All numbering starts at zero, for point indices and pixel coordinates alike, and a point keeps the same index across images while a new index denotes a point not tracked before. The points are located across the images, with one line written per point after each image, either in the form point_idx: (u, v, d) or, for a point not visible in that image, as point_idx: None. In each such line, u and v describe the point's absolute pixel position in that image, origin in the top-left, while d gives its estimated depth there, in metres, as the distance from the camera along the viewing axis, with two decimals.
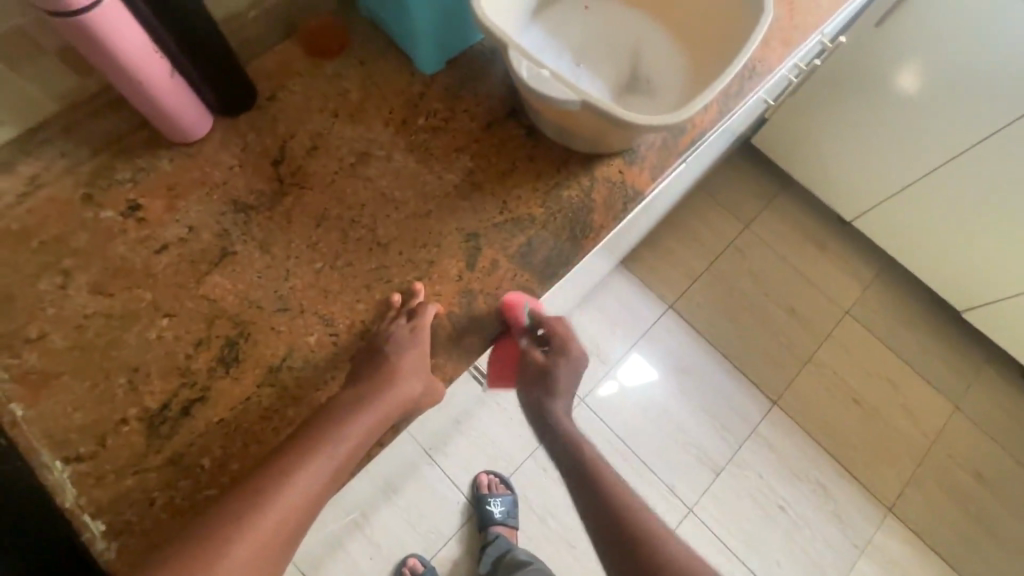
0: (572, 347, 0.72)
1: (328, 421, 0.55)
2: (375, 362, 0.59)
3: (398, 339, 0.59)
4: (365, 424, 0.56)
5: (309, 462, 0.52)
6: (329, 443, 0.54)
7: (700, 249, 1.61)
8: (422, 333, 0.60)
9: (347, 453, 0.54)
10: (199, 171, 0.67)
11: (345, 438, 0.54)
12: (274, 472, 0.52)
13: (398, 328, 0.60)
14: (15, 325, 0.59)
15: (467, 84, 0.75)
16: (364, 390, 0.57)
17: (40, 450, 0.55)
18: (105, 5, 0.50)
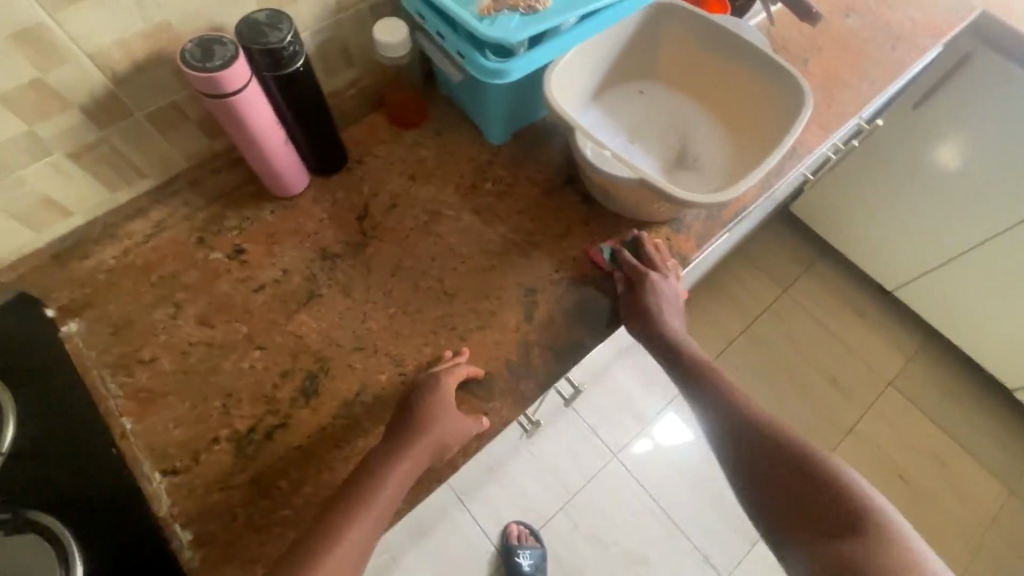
0: None
1: (369, 462, 0.59)
2: (410, 409, 0.62)
3: (430, 390, 0.63)
4: (401, 463, 0.58)
5: (352, 501, 0.57)
6: (370, 485, 0.57)
7: (738, 311, 1.64)
8: (449, 384, 0.64)
9: (387, 492, 0.57)
10: (294, 222, 0.76)
11: (386, 480, 0.58)
12: (325, 511, 0.57)
13: (427, 385, 0.63)
14: (132, 347, 0.67)
15: (531, 154, 0.83)
16: (398, 433, 0.60)
17: (143, 460, 0.62)
18: (249, 91, 0.60)
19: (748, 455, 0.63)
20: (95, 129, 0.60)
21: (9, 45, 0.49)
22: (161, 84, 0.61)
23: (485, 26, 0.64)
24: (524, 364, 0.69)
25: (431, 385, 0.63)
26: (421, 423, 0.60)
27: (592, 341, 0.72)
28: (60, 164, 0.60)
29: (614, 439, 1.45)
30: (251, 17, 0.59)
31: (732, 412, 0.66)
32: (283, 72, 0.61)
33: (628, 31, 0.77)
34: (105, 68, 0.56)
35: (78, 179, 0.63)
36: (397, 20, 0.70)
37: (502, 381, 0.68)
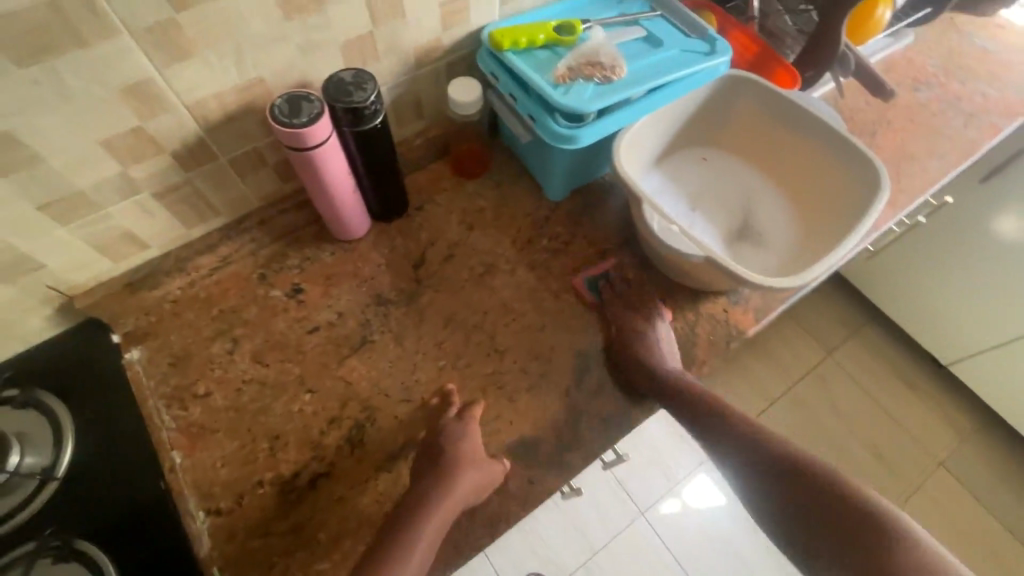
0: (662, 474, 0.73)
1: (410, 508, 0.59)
2: (441, 458, 0.62)
3: (463, 444, 0.62)
4: (437, 511, 0.58)
5: (398, 550, 0.56)
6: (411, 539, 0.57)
7: (779, 371, 1.58)
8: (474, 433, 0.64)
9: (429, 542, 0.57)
10: (352, 264, 0.78)
11: (428, 528, 0.57)
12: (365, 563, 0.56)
13: (456, 439, 0.63)
14: (189, 380, 0.69)
15: (589, 212, 0.83)
16: (433, 481, 0.61)
17: (188, 497, 0.62)
18: (327, 145, 0.61)
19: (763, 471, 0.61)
20: (182, 171, 0.63)
21: (118, 96, 0.52)
22: (246, 133, 0.64)
23: (560, 94, 0.65)
24: (571, 430, 0.67)
25: (458, 433, 0.63)
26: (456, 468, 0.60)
27: (643, 414, 0.69)
28: (144, 202, 0.63)
29: (642, 495, 1.40)
30: (338, 76, 0.61)
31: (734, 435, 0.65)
32: (362, 127, 0.63)
33: (696, 102, 0.77)
34: (199, 117, 0.59)
35: (159, 216, 0.66)
36: (472, 80, 0.72)
37: (548, 446, 0.66)
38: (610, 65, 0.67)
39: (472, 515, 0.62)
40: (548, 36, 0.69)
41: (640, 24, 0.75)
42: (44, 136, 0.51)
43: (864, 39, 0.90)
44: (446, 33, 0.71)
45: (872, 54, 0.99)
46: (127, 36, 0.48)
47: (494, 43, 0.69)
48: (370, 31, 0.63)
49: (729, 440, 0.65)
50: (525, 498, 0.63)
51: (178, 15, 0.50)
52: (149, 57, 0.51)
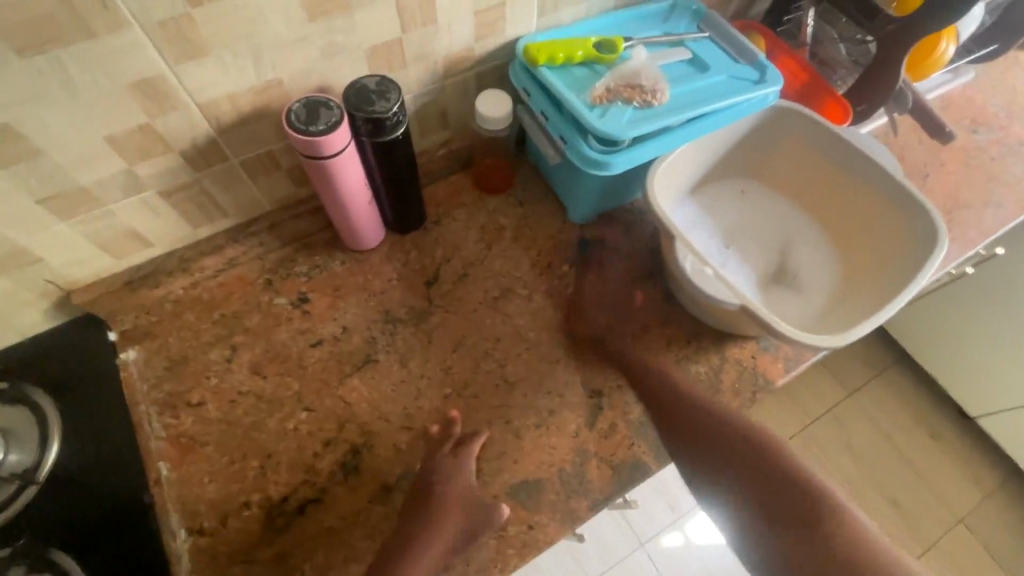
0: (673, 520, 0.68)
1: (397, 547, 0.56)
2: (433, 496, 0.59)
3: (459, 484, 0.59)
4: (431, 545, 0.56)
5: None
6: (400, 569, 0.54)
7: (796, 409, 1.52)
8: (471, 469, 0.61)
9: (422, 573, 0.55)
10: (363, 276, 0.74)
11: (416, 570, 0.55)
12: None
13: (450, 479, 0.59)
14: (183, 386, 0.66)
15: (614, 239, 0.78)
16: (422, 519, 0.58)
17: (171, 513, 0.59)
18: (344, 154, 0.58)
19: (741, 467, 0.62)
20: (191, 171, 0.60)
21: (126, 91, 0.49)
22: (261, 135, 0.61)
23: (595, 116, 0.61)
24: (579, 474, 0.63)
25: (456, 470, 0.60)
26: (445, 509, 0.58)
27: (656, 464, 0.64)
28: (150, 201, 0.60)
29: (642, 527, 1.34)
30: (360, 83, 0.57)
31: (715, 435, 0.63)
32: (382, 138, 0.59)
33: (738, 132, 0.72)
34: (212, 117, 0.56)
35: (165, 216, 0.63)
36: (502, 93, 0.68)
37: (553, 490, 0.62)
38: (651, 88, 0.63)
39: (466, 562, 0.58)
40: (587, 53, 0.65)
41: (685, 45, 0.70)
42: (46, 128, 0.48)
43: (927, 74, 0.84)
44: (479, 43, 0.67)
45: (929, 90, 0.93)
46: (138, 29, 0.45)
47: (528, 56, 0.64)
48: (398, 37, 0.60)
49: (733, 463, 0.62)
50: (523, 546, 0.59)
51: (193, 10, 0.46)
52: (162, 53, 0.48)
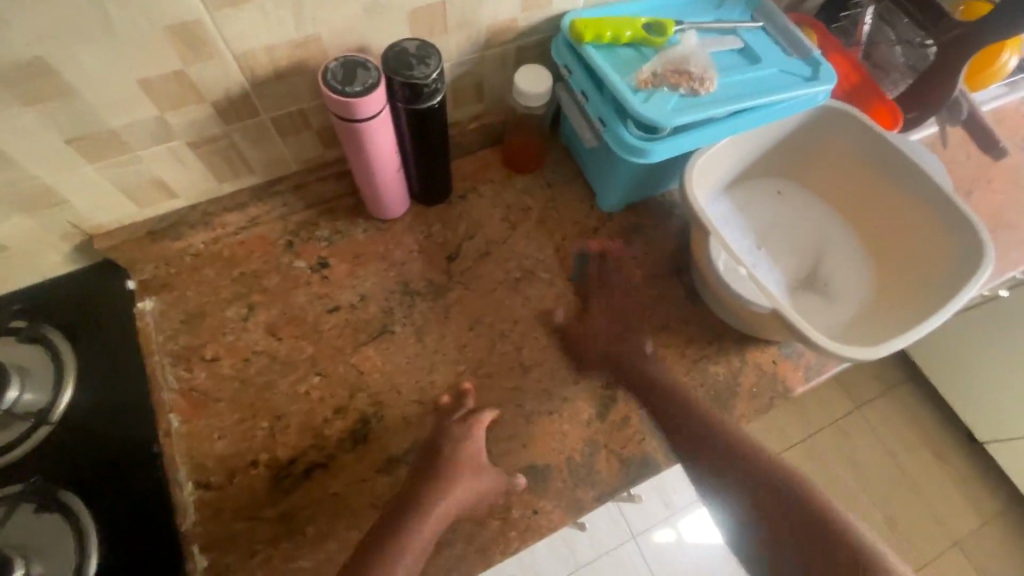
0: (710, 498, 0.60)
1: (405, 508, 0.56)
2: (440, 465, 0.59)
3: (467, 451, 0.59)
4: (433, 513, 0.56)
5: (387, 546, 0.53)
6: (399, 541, 0.54)
7: (801, 417, 1.50)
8: (480, 438, 0.61)
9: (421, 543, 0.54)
10: (384, 247, 0.73)
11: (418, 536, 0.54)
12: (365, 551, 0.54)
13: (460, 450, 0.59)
14: (199, 340, 0.66)
15: (642, 231, 0.77)
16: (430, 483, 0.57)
17: (180, 465, 0.59)
18: (378, 119, 0.57)
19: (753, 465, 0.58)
20: (221, 124, 0.59)
21: (162, 36, 0.48)
22: (294, 93, 0.59)
23: (639, 100, 0.59)
24: (586, 464, 0.62)
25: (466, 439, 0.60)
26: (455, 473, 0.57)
27: (666, 461, 0.63)
28: (178, 151, 0.59)
29: (635, 520, 1.35)
30: (401, 45, 0.56)
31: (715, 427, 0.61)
32: (418, 106, 0.58)
33: (783, 129, 0.70)
34: (247, 71, 0.54)
35: (192, 169, 0.62)
36: (543, 70, 0.66)
37: (559, 478, 0.61)
38: (700, 76, 0.60)
39: (468, 540, 0.58)
40: (636, 34, 0.63)
41: (738, 34, 0.67)
42: (81, 68, 0.47)
43: (984, 85, 0.80)
44: (523, 15, 0.64)
45: (983, 102, 0.89)
46: None
47: (573, 32, 0.62)
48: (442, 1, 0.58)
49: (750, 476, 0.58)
50: (526, 530, 0.59)
51: None
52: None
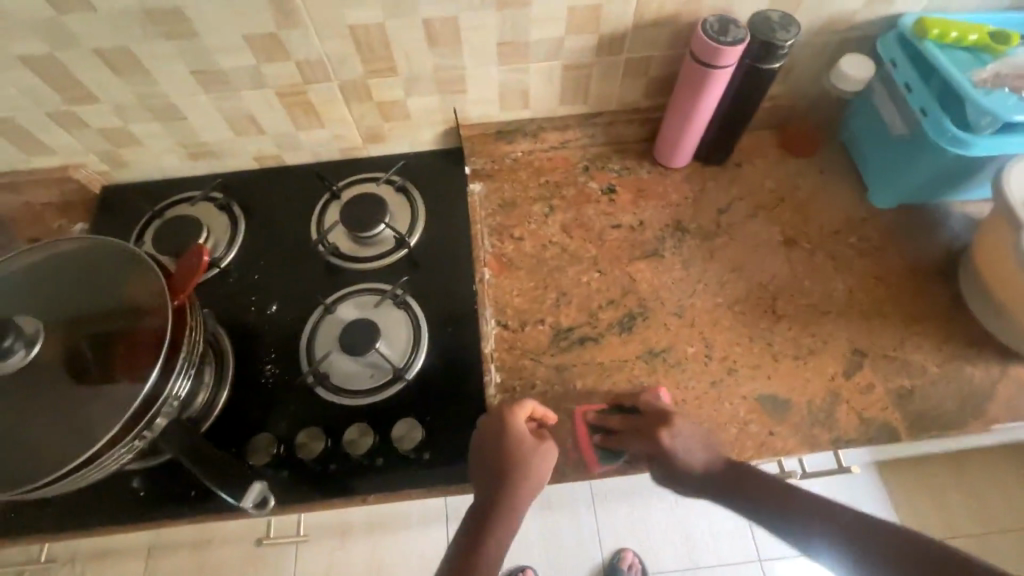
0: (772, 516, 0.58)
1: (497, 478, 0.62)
2: (496, 466, 0.63)
3: (654, 406, 0.66)
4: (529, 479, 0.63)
5: (505, 502, 0.63)
6: (507, 496, 0.62)
7: (983, 511, 1.33)
8: (524, 430, 0.64)
9: (524, 497, 0.63)
10: (664, 187, 0.85)
11: (523, 491, 0.63)
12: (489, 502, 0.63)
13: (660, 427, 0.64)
14: (510, 222, 0.82)
15: (913, 231, 0.79)
16: (501, 482, 0.62)
17: (487, 306, 0.76)
18: (728, 68, 0.68)
19: (785, 511, 0.58)
20: (593, 54, 0.74)
21: None
22: (657, 40, 0.73)
23: (980, 94, 0.63)
24: (825, 410, 0.68)
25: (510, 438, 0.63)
26: (518, 474, 0.62)
27: (906, 434, 0.67)
28: (552, 69, 0.76)
29: (765, 544, 1.33)
30: (766, 14, 0.67)
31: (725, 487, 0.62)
32: (764, 65, 0.68)
33: None
34: (639, 13, 0.69)
35: (550, 86, 0.79)
36: (867, 60, 0.73)
37: (799, 413, 0.68)
38: None
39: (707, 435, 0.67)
40: (979, 39, 0.67)
41: None
42: None
43: None
44: (866, 9, 0.71)
45: None
46: None
47: (914, 30, 0.68)
48: None
49: (781, 513, 0.58)
50: (761, 445, 0.66)
51: None
52: None
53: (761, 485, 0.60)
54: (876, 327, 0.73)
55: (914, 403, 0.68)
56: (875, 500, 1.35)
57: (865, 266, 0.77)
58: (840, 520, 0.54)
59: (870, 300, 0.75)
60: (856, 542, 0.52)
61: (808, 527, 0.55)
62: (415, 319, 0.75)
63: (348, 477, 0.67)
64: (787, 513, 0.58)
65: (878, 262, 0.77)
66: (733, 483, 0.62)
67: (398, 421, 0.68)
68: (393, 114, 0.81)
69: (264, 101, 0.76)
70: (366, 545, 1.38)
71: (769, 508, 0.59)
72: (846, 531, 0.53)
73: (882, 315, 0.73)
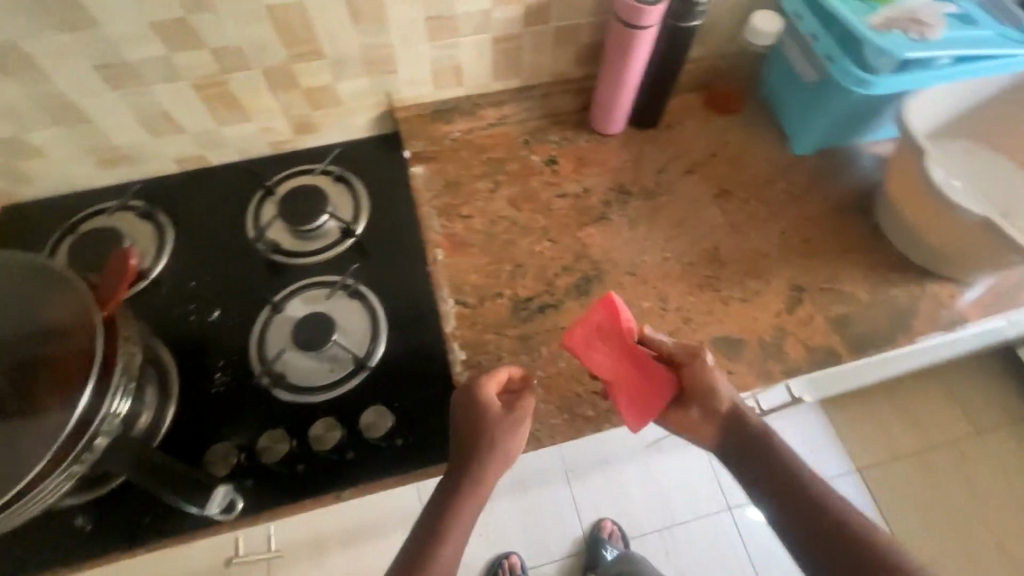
0: (754, 478, 0.61)
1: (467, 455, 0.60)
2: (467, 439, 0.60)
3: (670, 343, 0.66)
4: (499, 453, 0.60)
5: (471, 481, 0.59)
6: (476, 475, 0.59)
7: (915, 430, 1.46)
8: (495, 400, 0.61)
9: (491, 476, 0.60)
10: (603, 154, 0.86)
11: (490, 468, 0.60)
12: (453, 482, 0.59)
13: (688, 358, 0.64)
14: (458, 201, 0.81)
15: (832, 173, 0.85)
16: (470, 457, 0.60)
17: (443, 287, 0.74)
18: (653, 28, 0.71)
19: (767, 474, 0.60)
20: (522, 25, 0.75)
21: None
22: (582, 7, 0.74)
23: (877, 36, 0.69)
24: (774, 344, 0.72)
25: (481, 409, 0.60)
26: (488, 448, 0.60)
27: (848, 356, 0.72)
28: (483, 44, 0.76)
29: (733, 492, 1.39)
30: None
31: (726, 440, 0.64)
32: (684, 24, 0.72)
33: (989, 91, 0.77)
34: None
35: (482, 61, 0.79)
36: (775, 15, 0.78)
37: (752, 350, 0.71)
38: (927, 25, 0.70)
39: None
40: None
41: None
42: None
43: None
44: None
45: None
46: None
47: None
48: None
49: (760, 475, 0.61)
50: None
51: None
52: None
53: (756, 447, 0.62)
54: (811, 263, 0.78)
55: (851, 327, 0.73)
56: (824, 436, 1.44)
57: (794, 209, 0.82)
58: (810, 504, 0.57)
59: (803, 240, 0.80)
60: (814, 524, 0.56)
61: (779, 495, 0.59)
62: (370, 309, 0.73)
63: (318, 476, 0.64)
64: (770, 477, 0.60)
65: (806, 204, 0.83)
66: (736, 439, 0.63)
67: (364, 410, 0.67)
68: (322, 101, 0.78)
69: (181, 95, 0.72)
70: (347, 556, 1.32)
71: (754, 469, 0.61)
72: (811, 514, 0.57)
73: (815, 252, 0.79)
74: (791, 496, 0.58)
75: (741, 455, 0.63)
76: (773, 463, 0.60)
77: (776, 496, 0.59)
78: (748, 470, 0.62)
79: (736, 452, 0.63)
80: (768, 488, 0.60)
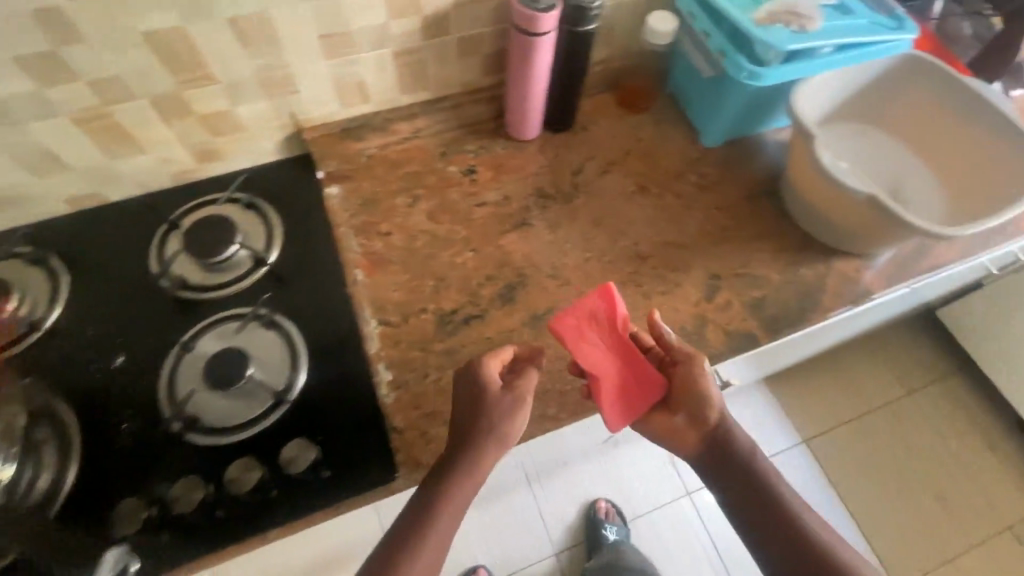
0: (733, 488, 0.62)
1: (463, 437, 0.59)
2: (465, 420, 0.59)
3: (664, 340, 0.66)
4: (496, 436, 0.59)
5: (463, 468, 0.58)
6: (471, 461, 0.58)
7: (853, 397, 1.53)
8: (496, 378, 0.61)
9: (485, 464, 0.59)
10: (520, 160, 0.86)
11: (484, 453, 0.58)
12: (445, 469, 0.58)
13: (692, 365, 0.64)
14: (375, 219, 0.79)
15: (740, 162, 0.88)
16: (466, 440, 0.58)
17: (365, 307, 0.73)
18: (550, 34, 0.72)
19: (743, 483, 0.61)
20: (421, 37, 0.75)
21: None
22: (479, 16, 0.75)
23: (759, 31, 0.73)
24: (696, 333, 0.74)
25: (481, 386, 0.60)
26: (485, 430, 0.59)
27: (765, 337, 0.74)
28: (384, 58, 0.75)
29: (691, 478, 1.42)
30: None
31: (709, 448, 0.63)
32: (580, 29, 0.74)
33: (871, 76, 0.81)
34: None
35: (386, 75, 0.78)
36: (669, 15, 0.81)
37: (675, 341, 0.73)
38: (805, 17, 0.74)
39: None
40: None
41: None
42: None
43: None
44: None
45: None
46: None
47: None
48: None
49: (738, 484, 0.61)
50: None
51: None
52: None
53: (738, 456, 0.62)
54: (725, 251, 0.80)
55: (767, 309, 0.76)
56: (770, 413, 1.49)
57: (708, 200, 0.85)
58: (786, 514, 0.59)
59: (717, 229, 0.82)
60: (787, 535, 0.58)
61: (757, 506, 0.60)
62: (287, 335, 0.71)
63: (241, 518, 0.61)
64: (749, 488, 0.61)
65: (718, 194, 0.85)
66: (719, 446, 0.63)
67: (286, 444, 0.64)
68: (221, 127, 0.75)
69: (60, 132, 0.67)
70: None
71: (735, 478, 0.62)
72: (787, 526, 0.58)
73: (730, 240, 0.81)
74: (767, 507, 0.60)
75: (722, 464, 0.63)
76: (751, 472, 0.61)
77: (755, 505, 0.60)
78: (728, 479, 0.62)
79: (715, 461, 0.63)
80: (744, 498, 0.61)
